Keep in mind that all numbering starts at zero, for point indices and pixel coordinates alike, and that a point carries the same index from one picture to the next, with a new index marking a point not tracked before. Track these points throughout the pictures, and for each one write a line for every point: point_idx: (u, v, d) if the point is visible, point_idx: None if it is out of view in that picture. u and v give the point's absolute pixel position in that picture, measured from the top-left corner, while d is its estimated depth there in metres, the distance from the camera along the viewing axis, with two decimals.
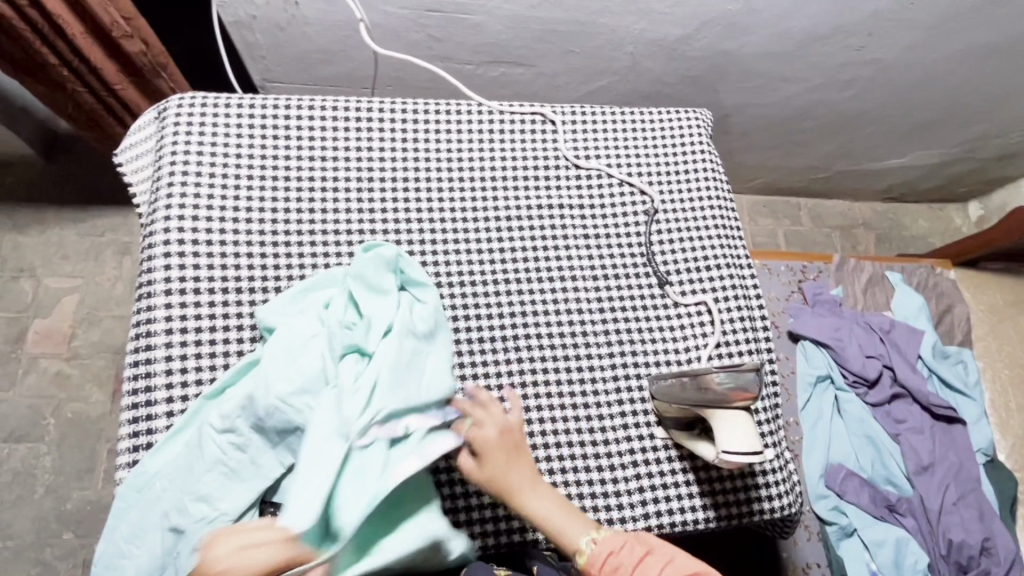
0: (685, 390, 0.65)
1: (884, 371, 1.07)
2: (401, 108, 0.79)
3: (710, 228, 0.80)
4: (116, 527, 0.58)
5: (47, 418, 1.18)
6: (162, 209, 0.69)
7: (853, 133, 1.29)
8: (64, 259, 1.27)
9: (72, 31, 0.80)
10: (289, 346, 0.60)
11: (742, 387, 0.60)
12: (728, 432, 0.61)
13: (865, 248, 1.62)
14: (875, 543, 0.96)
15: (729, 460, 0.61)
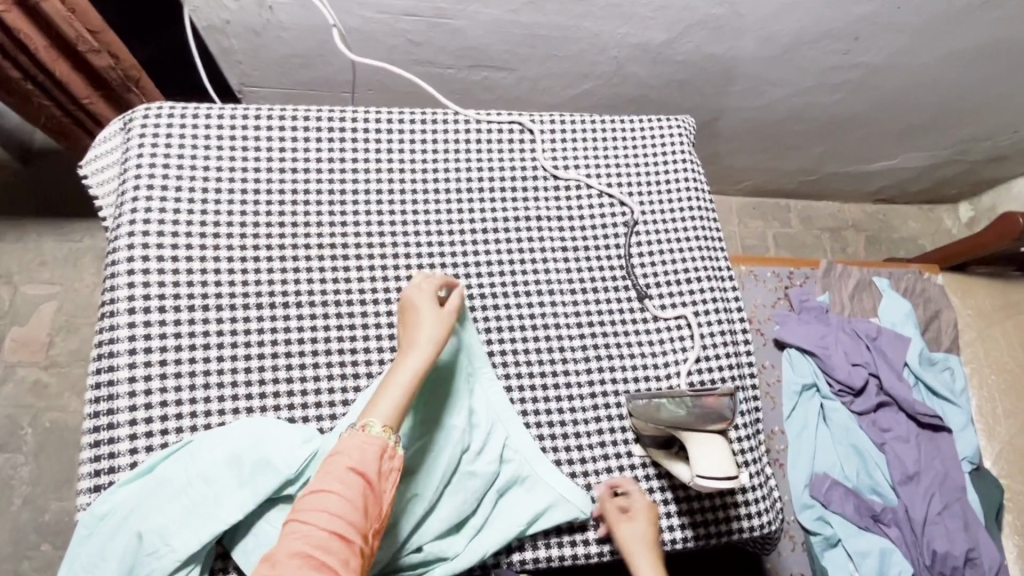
0: (659, 411, 0.64)
1: (869, 379, 1.06)
2: (376, 118, 0.77)
3: (692, 240, 0.78)
4: (75, 555, 0.56)
5: (24, 428, 1.16)
6: (126, 224, 0.67)
7: (842, 136, 1.27)
8: (42, 266, 1.25)
9: (35, 45, 0.78)
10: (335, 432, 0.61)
11: (719, 411, 0.60)
12: (703, 456, 0.61)
13: (855, 250, 1.61)
14: (859, 553, 0.95)
15: (704, 485, 0.60)
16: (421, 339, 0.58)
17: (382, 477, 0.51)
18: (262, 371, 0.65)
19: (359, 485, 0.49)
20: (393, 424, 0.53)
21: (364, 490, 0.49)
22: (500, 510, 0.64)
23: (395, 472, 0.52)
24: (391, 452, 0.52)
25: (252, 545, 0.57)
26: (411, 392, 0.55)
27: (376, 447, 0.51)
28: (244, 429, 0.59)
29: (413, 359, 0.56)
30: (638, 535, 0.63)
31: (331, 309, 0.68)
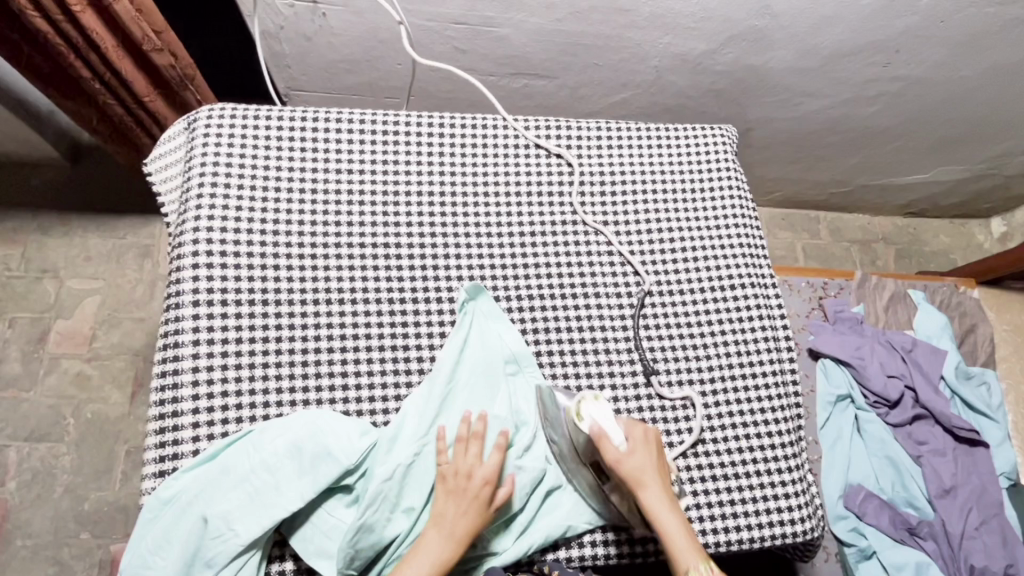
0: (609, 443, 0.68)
1: (905, 391, 1.06)
2: (427, 122, 0.79)
3: (735, 247, 0.79)
4: (141, 538, 0.58)
5: (67, 418, 1.19)
6: (191, 220, 0.70)
7: (876, 148, 1.28)
8: (87, 260, 1.29)
9: (105, 45, 0.81)
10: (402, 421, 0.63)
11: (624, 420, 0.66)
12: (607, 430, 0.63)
13: (885, 263, 1.60)
14: (895, 566, 0.94)
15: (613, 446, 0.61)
16: (458, 528, 0.58)
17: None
18: (319, 365, 0.67)
19: None
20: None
21: None
22: (545, 511, 0.65)
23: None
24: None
25: (311, 532, 0.60)
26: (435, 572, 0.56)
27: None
28: (304, 420, 0.61)
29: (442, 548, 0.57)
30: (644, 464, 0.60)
31: (385, 307, 0.70)
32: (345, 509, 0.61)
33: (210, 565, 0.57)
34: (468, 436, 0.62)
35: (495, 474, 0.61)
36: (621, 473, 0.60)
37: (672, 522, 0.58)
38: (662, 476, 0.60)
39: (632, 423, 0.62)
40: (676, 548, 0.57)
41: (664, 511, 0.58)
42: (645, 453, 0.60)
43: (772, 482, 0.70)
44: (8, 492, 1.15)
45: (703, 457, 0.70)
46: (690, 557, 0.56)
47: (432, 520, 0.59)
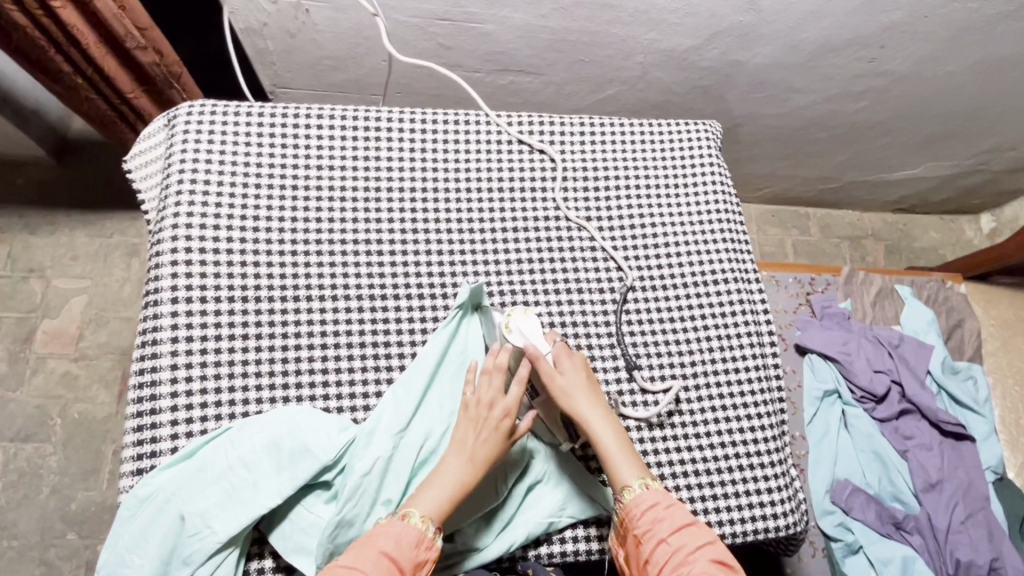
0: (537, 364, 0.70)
1: (892, 386, 1.06)
2: (409, 118, 0.79)
3: (719, 242, 0.79)
4: (118, 536, 0.58)
5: (53, 418, 1.19)
6: (170, 217, 0.69)
7: (864, 144, 1.28)
8: (73, 260, 1.28)
9: (87, 42, 0.81)
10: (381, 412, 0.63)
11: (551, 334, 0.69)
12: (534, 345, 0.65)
13: (874, 260, 1.61)
14: (881, 560, 0.94)
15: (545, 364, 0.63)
16: (480, 450, 0.59)
17: (415, 565, 0.55)
18: (299, 361, 0.66)
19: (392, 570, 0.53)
20: (439, 519, 0.57)
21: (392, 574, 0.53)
22: (526, 507, 0.65)
23: (426, 565, 0.55)
24: (428, 543, 0.55)
25: (290, 529, 0.59)
26: (457, 496, 0.58)
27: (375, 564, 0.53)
28: (282, 417, 0.61)
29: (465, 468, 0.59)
30: (574, 382, 0.63)
31: (366, 303, 0.70)
32: (325, 505, 0.61)
33: (188, 562, 0.57)
34: (493, 368, 0.62)
35: (517, 406, 0.61)
36: (553, 392, 0.62)
37: (605, 431, 0.62)
38: (591, 389, 0.63)
39: (558, 343, 0.65)
40: (610, 461, 0.61)
41: (598, 424, 0.62)
42: (575, 371, 0.63)
43: (754, 476, 0.70)
44: None
45: (685, 451, 0.70)
46: (627, 471, 0.61)
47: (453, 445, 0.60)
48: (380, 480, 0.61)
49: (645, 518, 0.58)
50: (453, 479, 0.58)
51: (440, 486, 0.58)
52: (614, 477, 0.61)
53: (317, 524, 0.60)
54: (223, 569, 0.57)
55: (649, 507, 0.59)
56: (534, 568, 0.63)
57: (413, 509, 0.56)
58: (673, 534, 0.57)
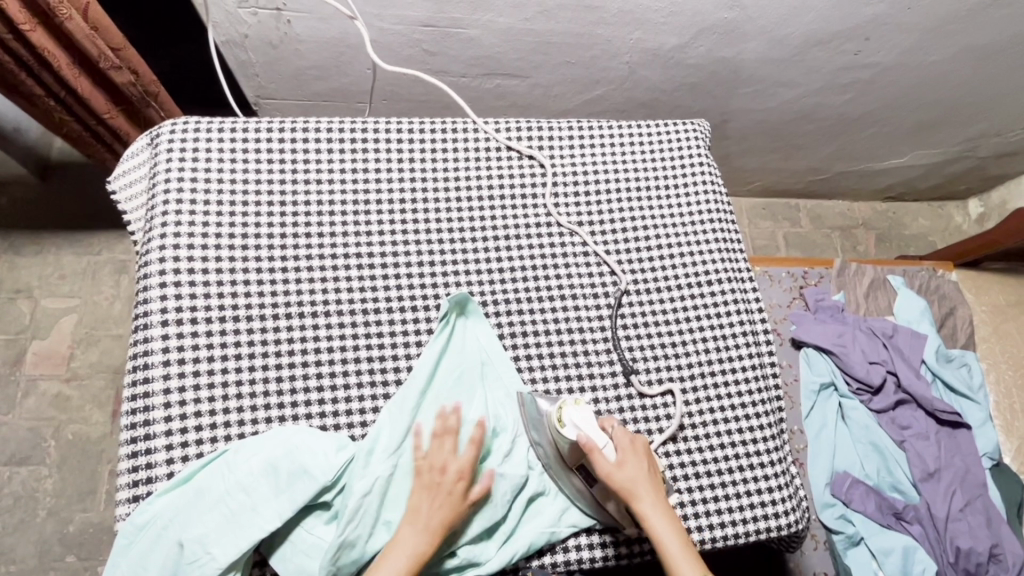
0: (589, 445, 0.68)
1: (887, 377, 1.06)
2: (396, 128, 0.78)
3: (711, 242, 0.79)
4: (116, 565, 0.57)
5: (47, 441, 1.17)
6: (157, 238, 0.68)
7: (852, 135, 1.28)
8: (61, 279, 1.26)
9: (59, 63, 0.80)
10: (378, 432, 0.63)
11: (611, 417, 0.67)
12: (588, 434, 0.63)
13: (866, 248, 1.61)
14: (882, 551, 0.95)
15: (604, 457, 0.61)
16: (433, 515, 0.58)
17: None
18: (294, 380, 0.66)
19: None
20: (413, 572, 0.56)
21: None
22: (528, 519, 0.65)
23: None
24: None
25: (291, 551, 0.59)
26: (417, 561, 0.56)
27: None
28: (278, 438, 0.61)
29: (421, 530, 0.58)
30: (637, 475, 0.61)
31: (359, 318, 0.69)
32: (326, 526, 0.60)
33: None
34: (442, 431, 0.62)
35: (469, 467, 0.61)
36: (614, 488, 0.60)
37: (671, 539, 0.58)
38: (655, 486, 0.61)
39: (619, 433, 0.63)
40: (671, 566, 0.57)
41: (659, 525, 0.59)
42: (636, 463, 0.61)
43: (754, 476, 0.70)
44: None
45: (685, 454, 0.70)
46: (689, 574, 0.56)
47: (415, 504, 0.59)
48: (380, 501, 0.60)
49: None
50: (412, 545, 0.57)
51: (398, 555, 0.56)
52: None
53: (319, 546, 0.59)
54: None
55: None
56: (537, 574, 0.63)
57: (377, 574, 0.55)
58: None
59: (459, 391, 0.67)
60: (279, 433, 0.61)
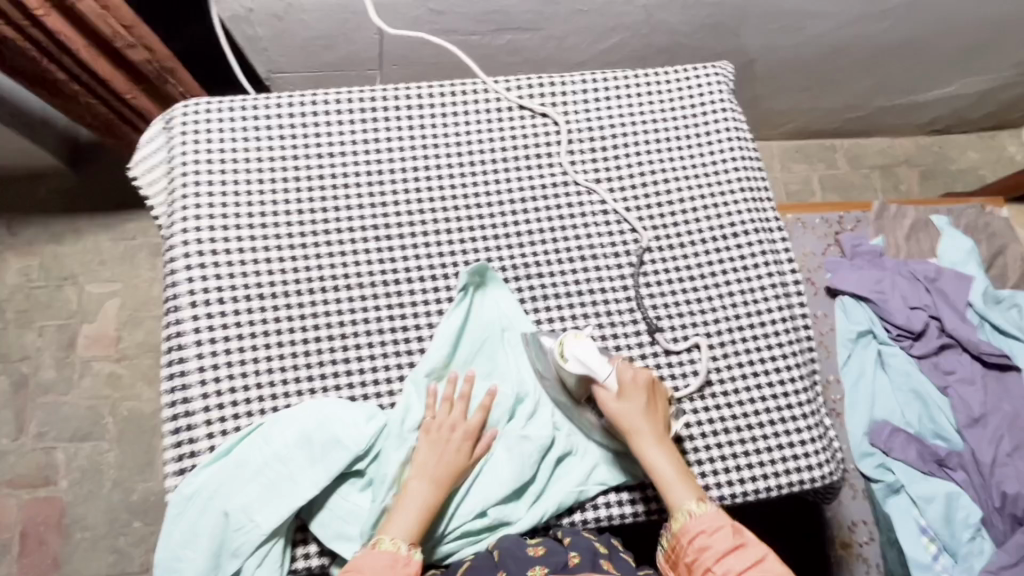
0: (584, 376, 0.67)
1: (930, 322, 1.02)
2: (405, 94, 0.77)
3: (736, 193, 0.76)
4: (170, 533, 0.61)
5: (105, 417, 1.25)
6: (179, 223, 0.70)
7: (891, 67, 1.20)
8: (102, 264, 1.31)
9: (76, 46, 0.80)
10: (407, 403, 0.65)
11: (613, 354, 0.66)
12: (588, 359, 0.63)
13: (908, 190, 1.51)
14: (923, 498, 0.93)
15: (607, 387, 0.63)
16: (435, 469, 0.61)
17: None
18: (321, 355, 0.67)
19: None
20: (413, 538, 0.59)
21: None
22: (559, 480, 0.66)
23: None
24: (404, 561, 0.57)
25: (329, 517, 0.62)
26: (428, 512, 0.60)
27: (392, 561, 0.57)
28: (311, 410, 0.63)
29: (429, 485, 0.61)
30: (634, 413, 0.63)
31: (379, 290, 0.70)
32: (361, 493, 0.63)
33: (237, 553, 0.59)
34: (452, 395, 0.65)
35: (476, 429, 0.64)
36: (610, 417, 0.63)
37: (665, 467, 0.62)
38: (654, 424, 0.63)
39: (621, 365, 0.64)
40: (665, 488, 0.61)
41: (660, 460, 0.62)
42: (637, 400, 0.63)
43: (786, 429, 0.69)
44: (62, 489, 1.22)
45: (713, 410, 0.69)
46: (683, 495, 0.61)
47: (415, 469, 0.61)
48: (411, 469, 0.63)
49: (697, 542, 0.59)
50: (419, 498, 0.60)
51: (407, 509, 0.60)
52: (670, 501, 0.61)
53: (354, 511, 0.62)
54: (270, 558, 0.60)
55: (698, 532, 0.59)
56: (571, 535, 0.62)
57: (383, 535, 0.58)
58: (719, 560, 0.58)
59: (479, 362, 0.69)
60: (308, 408, 0.63)
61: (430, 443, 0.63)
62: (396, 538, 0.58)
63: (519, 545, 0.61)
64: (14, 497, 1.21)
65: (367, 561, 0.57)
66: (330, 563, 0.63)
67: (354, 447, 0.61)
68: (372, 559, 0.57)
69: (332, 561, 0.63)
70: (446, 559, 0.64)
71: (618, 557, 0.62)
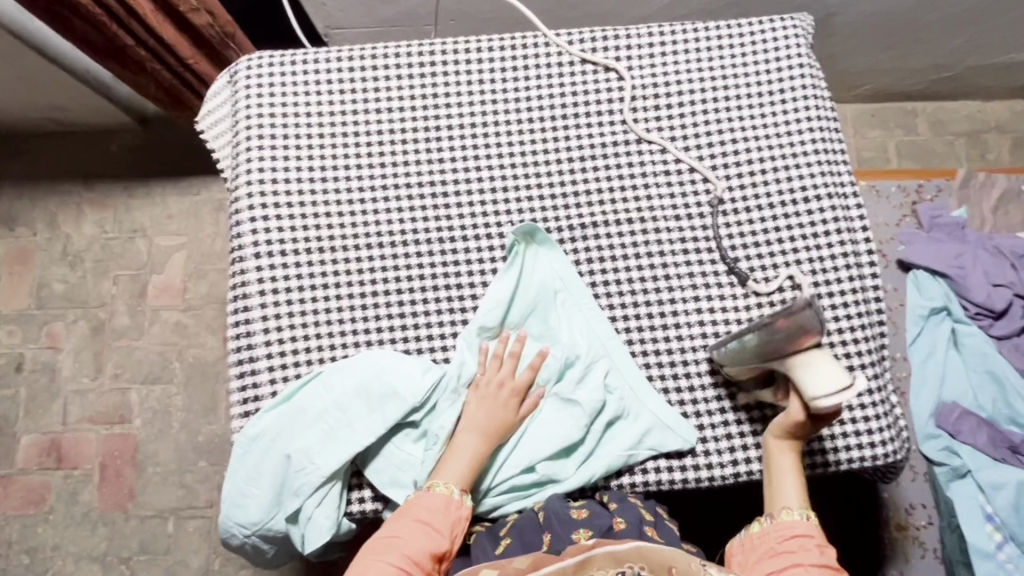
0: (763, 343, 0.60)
1: (1013, 301, 0.95)
2: (463, 47, 0.75)
3: (810, 155, 0.71)
4: (235, 470, 0.64)
5: (173, 362, 1.32)
6: (244, 178, 0.71)
7: (991, 21, 1.08)
8: (169, 219, 1.37)
9: (143, 11, 0.82)
10: (457, 360, 0.65)
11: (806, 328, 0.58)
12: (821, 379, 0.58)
13: (998, 158, 1.39)
14: (993, 485, 0.88)
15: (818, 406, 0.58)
16: (487, 423, 0.63)
17: (451, 525, 0.59)
18: (378, 307, 0.68)
19: (422, 530, 0.58)
20: (465, 484, 0.60)
21: (427, 535, 0.57)
22: (609, 442, 0.66)
23: (461, 522, 0.59)
24: (456, 504, 0.59)
25: (383, 465, 0.64)
26: (478, 463, 0.62)
27: (445, 502, 0.59)
28: (368, 361, 0.64)
29: (482, 438, 0.62)
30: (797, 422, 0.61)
31: (435, 247, 0.70)
32: (414, 444, 0.65)
33: (297, 493, 0.62)
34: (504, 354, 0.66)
35: (525, 388, 0.65)
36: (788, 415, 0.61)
37: (790, 471, 0.62)
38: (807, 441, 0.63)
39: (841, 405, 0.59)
40: (777, 487, 0.62)
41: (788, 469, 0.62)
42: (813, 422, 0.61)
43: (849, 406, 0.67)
44: (135, 428, 1.31)
45: None
46: (791, 499, 0.61)
47: (465, 422, 0.63)
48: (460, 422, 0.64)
49: (791, 542, 0.59)
50: (471, 450, 0.62)
51: (460, 458, 0.61)
52: (773, 499, 0.62)
53: (408, 460, 0.64)
54: (328, 499, 0.63)
55: (798, 534, 0.60)
56: (615, 499, 0.63)
57: (438, 481, 0.60)
58: (814, 565, 0.58)
59: (533, 322, 0.68)
60: (365, 359, 0.65)
61: (483, 399, 0.64)
62: (449, 484, 0.60)
63: (564, 506, 0.62)
64: (93, 432, 1.31)
65: (422, 501, 0.59)
66: (384, 508, 0.65)
67: (408, 400, 0.63)
68: (425, 503, 0.59)
69: (385, 506, 0.65)
70: (492, 513, 0.66)
71: (662, 524, 0.63)
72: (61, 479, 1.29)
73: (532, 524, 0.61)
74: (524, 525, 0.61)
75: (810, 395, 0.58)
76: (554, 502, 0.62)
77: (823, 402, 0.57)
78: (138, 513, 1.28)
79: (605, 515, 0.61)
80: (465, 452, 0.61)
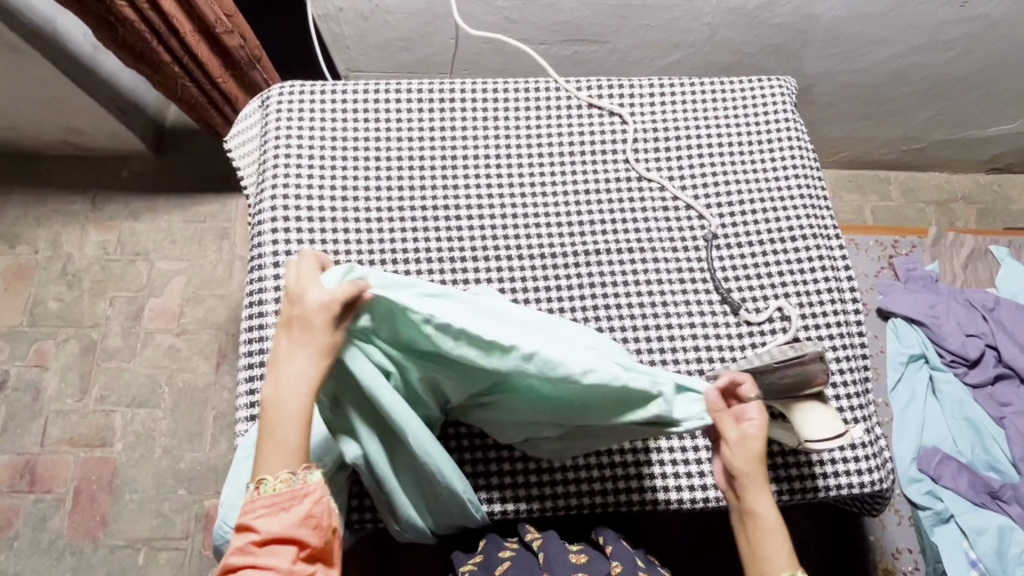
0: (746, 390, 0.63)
1: (986, 350, 1.00)
2: (480, 87, 0.82)
3: (796, 198, 0.78)
4: (238, 472, 0.65)
5: (162, 386, 1.31)
6: (269, 194, 0.75)
7: (953, 98, 1.19)
8: (173, 243, 1.40)
9: (184, 29, 0.89)
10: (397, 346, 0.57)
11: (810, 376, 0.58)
12: (810, 423, 0.60)
13: (965, 224, 1.48)
14: (975, 530, 0.89)
15: (811, 448, 0.61)
16: (296, 378, 0.49)
17: (305, 518, 0.47)
18: None
19: (273, 544, 0.46)
20: (300, 462, 0.48)
21: (285, 547, 0.46)
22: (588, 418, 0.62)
23: (321, 503, 0.48)
24: (299, 492, 0.47)
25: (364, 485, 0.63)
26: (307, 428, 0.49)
27: (284, 497, 0.47)
28: None
29: (292, 401, 0.49)
30: (754, 456, 0.58)
31: (445, 265, 0.74)
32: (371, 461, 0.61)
33: None
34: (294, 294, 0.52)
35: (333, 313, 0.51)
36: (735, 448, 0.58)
37: (770, 512, 0.57)
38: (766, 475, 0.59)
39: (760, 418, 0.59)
40: (766, 543, 0.56)
41: (766, 508, 0.57)
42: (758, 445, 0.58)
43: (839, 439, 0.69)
44: (116, 451, 1.28)
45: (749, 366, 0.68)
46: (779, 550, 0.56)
47: (276, 389, 0.49)
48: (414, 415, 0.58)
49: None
50: (292, 420, 0.49)
51: (286, 436, 0.48)
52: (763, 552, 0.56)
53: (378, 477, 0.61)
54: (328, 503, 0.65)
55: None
56: (604, 534, 0.66)
57: (265, 476, 0.47)
58: None
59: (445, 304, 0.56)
60: None
61: (287, 356, 0.50)
62: (280, 472, 0.48)
63: (563, 551, 0.63)
64: (70, 454, 1.27)
65: (251, 511, 0.47)
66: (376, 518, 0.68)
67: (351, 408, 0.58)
68: (262, 509, 0.46)
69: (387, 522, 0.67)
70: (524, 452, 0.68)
71: (655, 570, 0.63)
72: (31, 503, 1.25)
73: (529, 565, 0.63)
74: (522, 566, 0.63)
75: (804, 438, 0.60)
76: (551, 544, 0.64)
77: (815, 447, 0.60)
78: (109, 543, 1.23)
79: (603, 562, 0.63)
80: (292, 431, 0.48)
